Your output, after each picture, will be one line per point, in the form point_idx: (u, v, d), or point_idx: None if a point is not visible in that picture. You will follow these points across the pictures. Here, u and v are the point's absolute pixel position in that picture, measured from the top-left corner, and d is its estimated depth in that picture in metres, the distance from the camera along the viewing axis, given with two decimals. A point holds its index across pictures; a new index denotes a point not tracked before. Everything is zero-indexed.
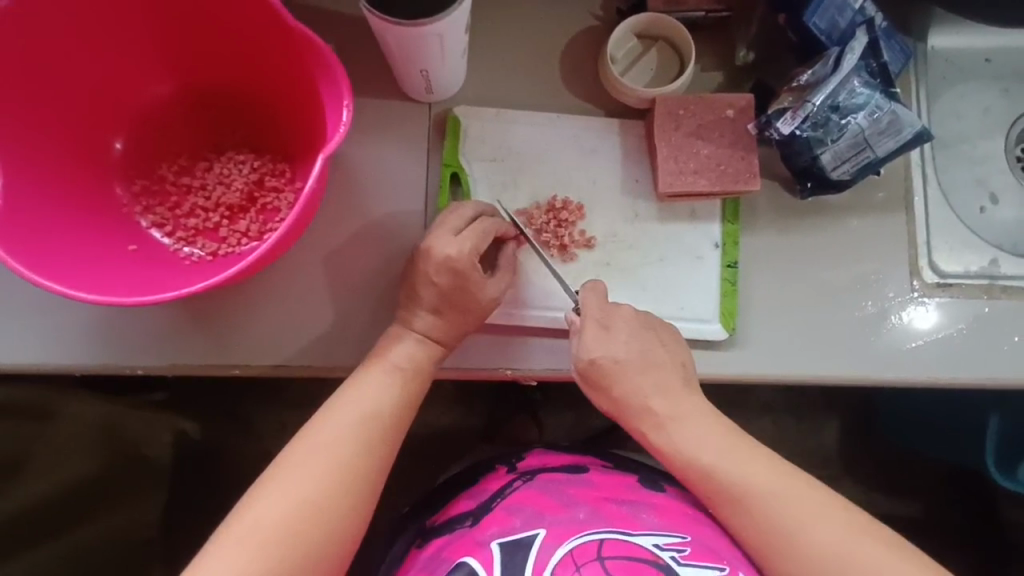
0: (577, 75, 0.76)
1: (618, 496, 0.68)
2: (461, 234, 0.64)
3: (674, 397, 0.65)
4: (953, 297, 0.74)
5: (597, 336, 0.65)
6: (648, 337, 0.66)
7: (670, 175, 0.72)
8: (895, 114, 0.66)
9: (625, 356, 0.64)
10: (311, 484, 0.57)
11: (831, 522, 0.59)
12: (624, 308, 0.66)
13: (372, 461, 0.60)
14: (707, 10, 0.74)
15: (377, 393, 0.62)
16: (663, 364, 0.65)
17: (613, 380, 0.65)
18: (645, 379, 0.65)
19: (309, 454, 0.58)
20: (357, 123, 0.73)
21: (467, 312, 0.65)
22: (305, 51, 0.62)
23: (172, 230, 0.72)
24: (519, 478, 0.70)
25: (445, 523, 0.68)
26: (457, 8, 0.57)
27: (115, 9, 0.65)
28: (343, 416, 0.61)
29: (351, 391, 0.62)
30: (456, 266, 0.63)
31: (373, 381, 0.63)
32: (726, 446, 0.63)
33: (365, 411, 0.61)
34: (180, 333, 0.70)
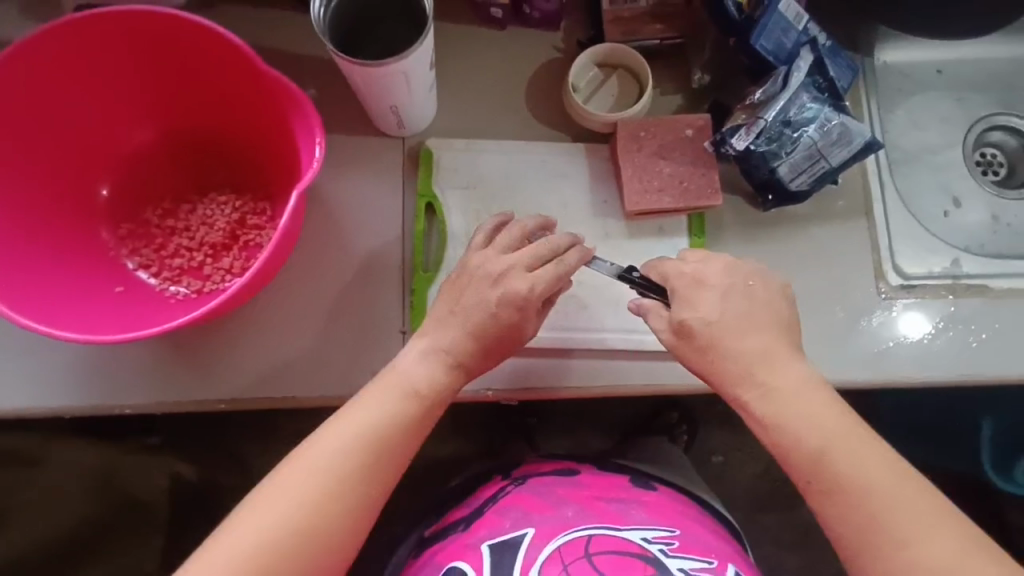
0: (542, 105, 0.79)
1: (607, 495, 0.70)
2: (536, 272, 0.64)
3: (778, 363, 0.61)
4: (919, 298, 0.76)
5: (690, 294, 0.63)
6: (751, 298, 0.63)
7: (636, 194, 0.74)
8: (844, 126, 0.70)
9: (725, 317, 0.62)
10: (299, 502, 0.56)
11: (918, 507, 0.55)
12: (722, 267, 0.64)
13: (373, 484, 0.59)
14: (661, 38, 0.78)
15: (380, 411, 0.61)
16: (764, 326, 0.62)
17: (704, 338, 0.62)
18: (736, 336, 0.62)
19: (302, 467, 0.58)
20: (333, 159, 0.76)
21: (505, 346, 0.65)
22: (279, 94, 0.65)
23: (158, 270, 0.75)
24: (510, 484, 0.73)
25: (441, 532, 0.71)
26: (419, 47, 0.61)
27: (97, 65, 0.68)
28: (348, 430, 0.60)
29: (366, 404, 0.61)
30: (522, 305, 0.63)
31: (382, 399, 0.62)
32: (800, 404, 0.60)
33: (368, 429, 0.60)
34: (166, 371, 0.72)
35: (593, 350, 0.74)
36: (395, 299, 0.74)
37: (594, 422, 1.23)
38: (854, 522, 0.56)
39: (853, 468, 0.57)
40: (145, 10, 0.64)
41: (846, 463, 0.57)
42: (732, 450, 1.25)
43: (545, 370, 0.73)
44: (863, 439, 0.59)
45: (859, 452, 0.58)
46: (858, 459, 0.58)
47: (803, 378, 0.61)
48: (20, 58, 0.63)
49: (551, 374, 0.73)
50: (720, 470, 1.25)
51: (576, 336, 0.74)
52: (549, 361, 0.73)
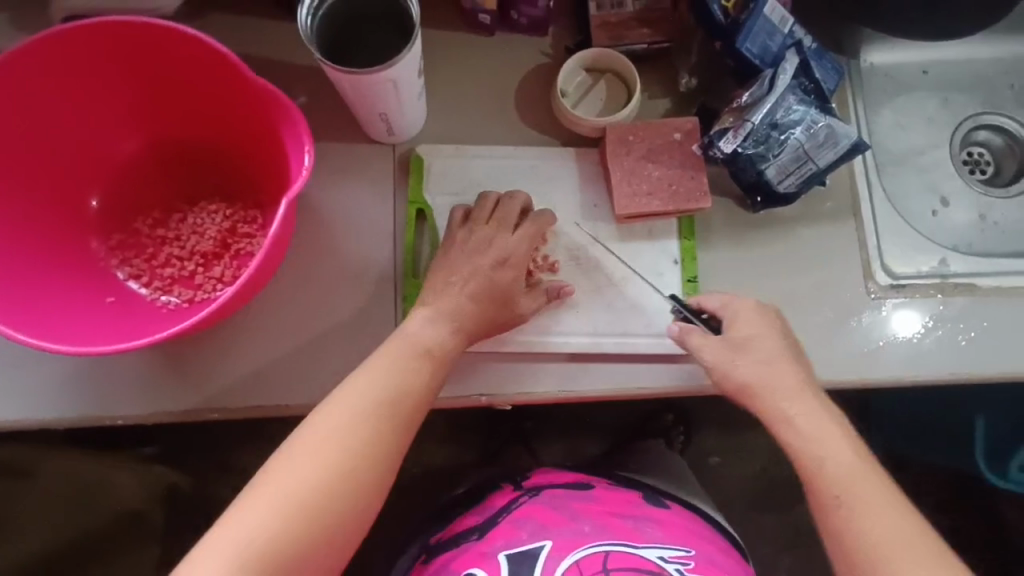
0: (531, 110, 0.80)
1: (622, 511, 0.69)
2: (518, 231, 0.70)
3: (804, 394, 0.65)
4: (908, 297, 0.76)
5: (748, 318, 0.68)
6: (782, 335, 0.68)
7: (626, 198, 0.75)
8: (830, 127, 0.70)
9: (760, 346, 0.67)
10: (317, 468, 0.56)
11: (909, 537, 0.59)
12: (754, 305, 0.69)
13: (387, 448, 0.59)
14: (648, 42, 0.78)
15: (389, 377, 0.61)
16: (794, 360, 0.67)
17: (758, 355, 0.66)
18: (786, 361, 0.66)
19: (318, 433, 0.57)
20: (324, 167, 0.77)
21: (506, 308, 0.68)
22: (267, 102, 0.65)
23: (149, 280, 0.75)
24: (524, 495, 0.72)
25: (451, 539, 0.70)
26: (406, 55, 0.61)
27: (85, 77, 0.68)
28: (360, 395, 0.60)
29: (374, 369, 0.62)
30: (514, 261, 0.68)
31: (388, 365, 0.62)
32: (830, 431, 0.64)
33: (381, 393, 0.61)
34: (158, 382, 0.71)
35: (585, 353, 0.74)
36: (387, 305, 0.74)
37: (590, 425, 1.23)
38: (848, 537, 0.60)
39: (874, 494, 0.61)
40: (132, 22, 0.64)
41: (870, 486, 0.61)
42: (728, 451, 1.26)
43: (537, 374, 0.73)
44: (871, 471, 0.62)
45: (872, 479, 0.61)
46: (879, 490, 0.61)
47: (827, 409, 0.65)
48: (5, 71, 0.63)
49: (544, 379, 0.73)
50: (716, 471, 1.25)
51: (570, 339, 0.74)
52: (542, 365, 0.74)
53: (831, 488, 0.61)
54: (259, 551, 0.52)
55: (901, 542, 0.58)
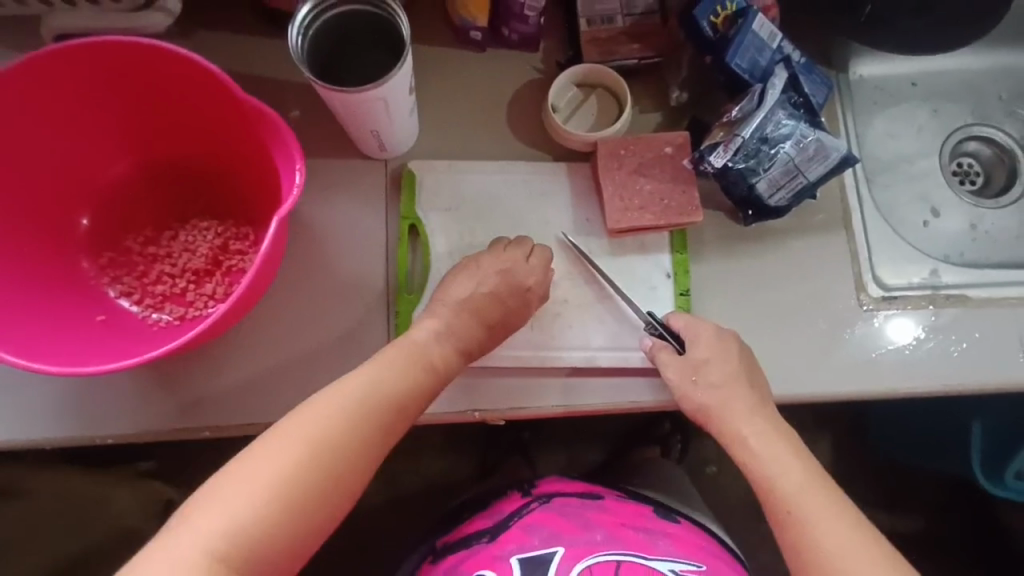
0: (524, 125, 0.80)
1: (634, 522, 0.70)
2: (533, 261, 0.71)
3: (752, 415, 0.68)
4: (900, 308, 0.77)
5: (707, 344, 0.69)
6: (736, 358, 0.69)
7: (617, 212, 0.75)
8: (820, 141, 0.71)
9: (714, 368, 0.69)
10: (299, 458, 0.55)
11: (858, 551, 0.60)
12: (708, 326, 0.70)
13: (371, 450, 0.59)
14: (639, 58, 0.79)
15: (388, 378, 0.61)
16: (749, 382, 0.69)
17: (714, 379, 0.69)
18: (740, 383, 0.68)
19: (307, 424, 0.57)
20: (317, 183, 0.77)
21: (506, 332, 0.70)
22: (258, 120, 0.65)
23: (140, 297, 0.74)
24: (534, 501, 0.72)
25: (460, 541, 0.71)
26: (396, 74, 0.61)
27: (75, 98, 0.68)
28: (356, 392, 0.60)
29: (376, 368, 0.62)
30: (526, 291, 0.70)
31: (389, 367, 0.62)
32: (776, 448, 0.66)
33: (376, 390, 0.61)
34: (149, 401, 0.71)
35: (578, 369, 0.74)
36: (380, 322, 0.73)
37: (587, 437, 1.22)
38: (803, 549, 0.62)
39: (823, 508, 0.62)
40: (122, 42, 0.63)
41: (816, 500, 0.63)
42: (725, 462, 1.25)
43: (531, 390, 0.73)
44: (819, 487, 0.64)
45: (819, 494, 0.63)
46: (826, 505, 0.62)
47: (774, 428, 0.67)
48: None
49: (537, 394, 0.73)
50: (713, 481, 1.25)
51: (561, 353, 0.74)
52: (535, 380, 0.73)
53: (780, 503, 0.64)
54: (225, 536, 0.52)
55: (849, 554, 0.60)
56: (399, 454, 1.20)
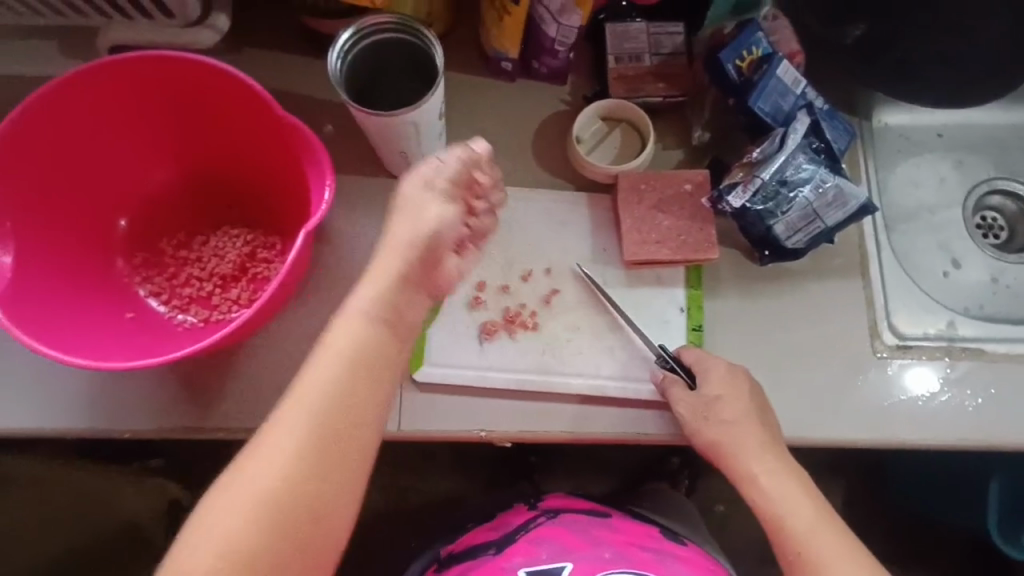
0: (548, 155, 0.82)
1: (642, 542, 0.70)
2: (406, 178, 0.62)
3: (764, 455, 0.68)
4: (914, 359, 0.76)
5: (718, 378, 0.70)
6: (745, 394, 0.69)
7: (635, 245, 0.76)
8: (839, 187, 0.71)
9: (729, 402, 0.69)
10: (261, 497, 0.52)
11: None
12: (719, 361, 0.71)
13: (344, 456, 0.54)
14: (663, 96, 0.80)
15: (328, 381, 0.55)
16: (763, 421, 0.69)
17: (724, 416, 0.69)
18: (753, 422, 0.68)
19: (257, 460, 0.53)
20: (345, 199, 0.79)
21: (424, 215, 0.59)
22: (293, 137, 0.68)
23: (169, 298, 0.77)
24: (541, 515, 0.73)
25: (467, 552, 0.72)
26: (427, 100, 0.64)
27: (125, 106, 0.72)
28: (297, 407, 0.54)
29: (307, 378, 0.55)
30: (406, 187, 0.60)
31: (322, 370, 0.55)
32: (788, 488, 0.66)
33: (313, 385, 0.55)
34: (169, 399, 0.73)
35: (587, 397, 0.74)
36: None
37: (594, 465, 1.22)
38: None
39: (835, 551, 0.63)
40: (173, 57, 0.67)
41: (823, 539, 0.64)
42: (734, 501, 1.23)
43: (540, 414, 0.74)
44: (831, 529, 0.65)
45: (830, 534, 0.64)
46: (839, 546, 0.63)
47: (788, 468, 0.68)
48: (51, 97, 0.67)
49: (545, 419, 0.74)
50: (721, 520, 1.23)
51: (570, 379, 0.74)
52: (544, 405, 0.74)
53: (791, 544, 0.64)
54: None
55: None
56: (406, 468, 1.20)
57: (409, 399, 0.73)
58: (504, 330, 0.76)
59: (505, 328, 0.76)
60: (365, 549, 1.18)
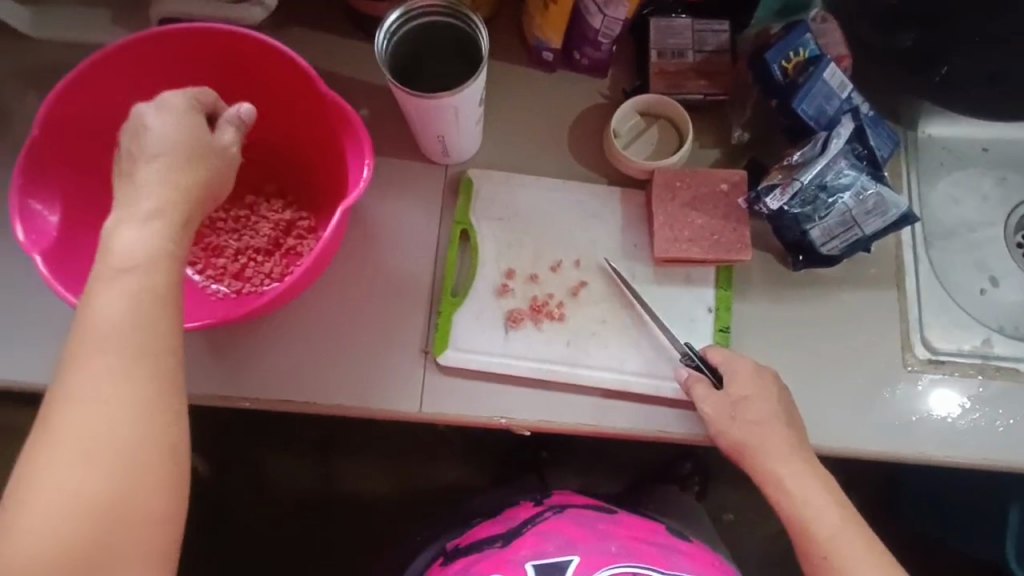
0: (584, 147, 0.82)
1: (648, 537, 0.69)
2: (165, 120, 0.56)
3: (789, 458, 0.67)
4: (946, 374, 0.75)
5: (745, 378, 0.69)
6: (771, 395, 0.69)
7: (665, 242, 0.75)
8: (880, 195, 0.70)
9: (756, 400, 0.68)
10: (62, 513, 0.43)
11: None
12: (748, 361, 0.70)
13: (145, 452, 0.45)
14: (704, 94, 0.80)
15: (97, 381, 0.45)
16: (788, 424, 0.68)
17: (750, 416, 0.68)
18: (779, 424, 0.68)
19: (39, 473, 0.44)
20: (378, 180, 0.80)
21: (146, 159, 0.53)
22: (336, 115, 0.69)
23: (203, 268, 0.79)
24: (548, 510, 0.73)
25: (475, 545, 0.71)
26: (471, 84, 0.64)
27: (173, 77, 0.74)
28: (82, 405, 0.45)
29: (82, 377, 0.46)
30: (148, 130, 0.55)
31: (91, 368, 0.46)
32: (814, 492, 0.66)
33: (104, 330, 0.46)
34: (197, 365, 0.74)
35: (609, 391, 0.74)
36: (421, 320, 0.76)
37: (605, 463, 1.22)
38: None
39: (860, 557, 0.63)
40: (224, 30, 0.68)
41: (849, 544, 0.63)
42: (743, 509, 1.22)
43: (562, 404, 0.74)
44: (858, 537, 0.64)
45: (856, 541, 0.64)
46: (865, 554, 0.63)
47: (816, 470, 0.67)
48: (104, 62, 0.68)
49: (567, 409, 0.74)
50: (729, 528, 1.22)
51: (594, 373, 0.74)
52: (566, 396, 0.74)
53: (818, 548, 0.64)
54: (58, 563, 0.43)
55: None
56: (417, 452, 1.20)
57: (433, 381, 0.74)
58: (530, 319, 0.76)
59: (530, 317, 0.76)
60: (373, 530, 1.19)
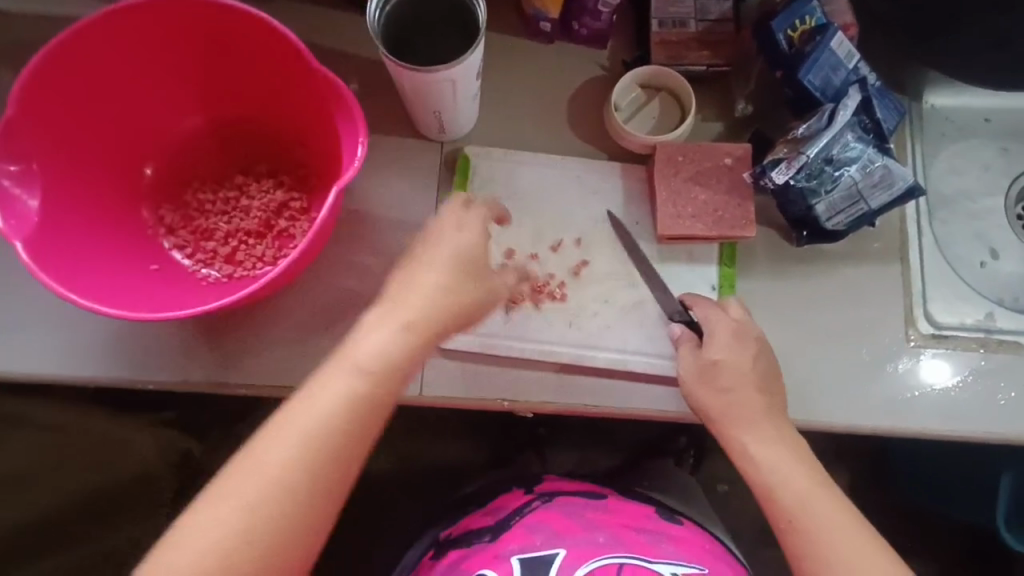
0: (583, 122, 0.79)
1: (637, 524, 0.69)
2: (462, 211, 0.63)
3: (759, 419, 0.66)
4: (949, 349, 0.75)
5: (724, 340, 0.68)
6: (745, 357, 0.67)
7: (669, 218, 0.74)
8: (887, 168, 0.69)
9: (733, 362, 0.67)
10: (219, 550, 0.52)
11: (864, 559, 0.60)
12: (730, 320, 0.69)
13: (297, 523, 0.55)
14: (707, 65, 0.77)
15: (283, 451, 0.55)
16: (762, 389, 0.67)
17: (722, 382, 0.67)
18: (752, 389, 0.67)
19: (217, 506, 0.53)
20: (372, 159, 0.77)
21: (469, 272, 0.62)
22: (328, 91, 0.66)
23: (193, 252, 0.76)
24: (536, 500, 0.72)
25: (463, 537, 0.70)
26: (469, 56, 0.61)
27: (154, 51, 0.70)
28: (265, 467, 0.54)
29: (274, 444, 0.55)
30: (466, 233, 0.62)
31: (284, 437, 0.55)
32: (779, 453, 0.65)
33: (315, 419, 0.56)
34: (192, 351, 0.73)
35: (611, 370, 0.73)
36: None
37: (603, 440, 1.22)
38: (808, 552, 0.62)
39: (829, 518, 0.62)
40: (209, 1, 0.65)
41: (819, 508, 0.62)
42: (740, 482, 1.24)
43: (566, 386, 0.73)
44: (828, 501, 0.63)
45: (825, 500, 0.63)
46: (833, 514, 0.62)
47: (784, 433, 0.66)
48: (79, 38, 0.65)
49: (570, 391, 0.73)
50: (725, 500, 1.24)
51: (598, 353, 0.73)
52: (570, 377, 0.73)
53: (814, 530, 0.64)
54: None
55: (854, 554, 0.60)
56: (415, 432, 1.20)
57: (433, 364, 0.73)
58: (531, 299, 0.75)
59: (531, 297, 0.75)
60: (373, 511, 1.19)
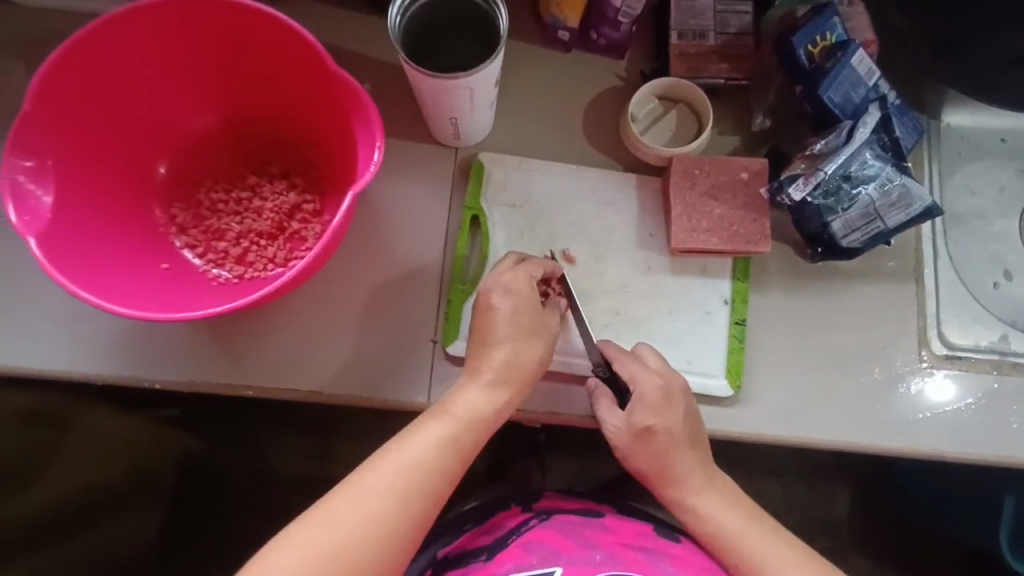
0: (599, 132, 0.79)
1: (634, 542, 0.69)
2: (515, 268, 0.65)
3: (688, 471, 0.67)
4: (960, 370, 0.74)
5: (654, 403, 0.65)
6: (676, 411, 0.66)
7: (683, 231, 0.73)
8: (905, 187, 0.68)
9: (665, 424, 0.65)
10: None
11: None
12: (657, 380, 0.66)
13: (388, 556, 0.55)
14: (727, 78, 0.77)
15: (379, 489, 0.56)
16: (693, 445, 0.67)
17: (656, 447, 0.66)
18: (683, 448, 0.66)
19: (313, 533, 0.53)
20: (386, 163, 0.77)
21: (534, 325, 0.64)
22: (345, 94, 0.66)
23: (204, 252, 0.76)
24: (533, 518, 0.70)
25: (461, 555, 0.69)
26: (488, 65, 0.61)
27: (170, 50, 0.70)
28: (364, 498, 0.55)
29: (375, 478, 0.56)
30: (520, 288, 0.64)
31: (381, 475, 0.57)
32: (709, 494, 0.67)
33: (417, 459, 0.58)
34: (199, 351, 0.72)
35: None
36: (430, 308, 0.74)
37: (605, 450, 1.21)
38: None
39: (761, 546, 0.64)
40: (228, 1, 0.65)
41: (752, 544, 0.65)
42: None
43: (575, 397, 0.72)
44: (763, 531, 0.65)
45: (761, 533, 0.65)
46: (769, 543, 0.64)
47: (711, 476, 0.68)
48: (95, 35, 0.64)
49: (580, 402, 0.72)
50: None
51: None
52: (580, 388, 0.73)
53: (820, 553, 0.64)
54: None
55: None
56: None
57: (441, 370, 0.72)
58: None
59: None
60: None
